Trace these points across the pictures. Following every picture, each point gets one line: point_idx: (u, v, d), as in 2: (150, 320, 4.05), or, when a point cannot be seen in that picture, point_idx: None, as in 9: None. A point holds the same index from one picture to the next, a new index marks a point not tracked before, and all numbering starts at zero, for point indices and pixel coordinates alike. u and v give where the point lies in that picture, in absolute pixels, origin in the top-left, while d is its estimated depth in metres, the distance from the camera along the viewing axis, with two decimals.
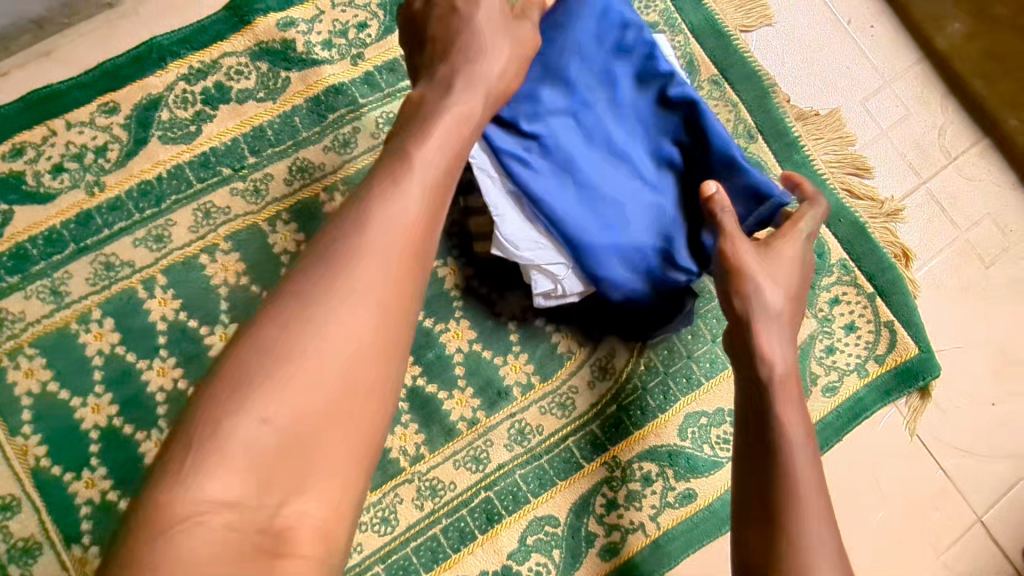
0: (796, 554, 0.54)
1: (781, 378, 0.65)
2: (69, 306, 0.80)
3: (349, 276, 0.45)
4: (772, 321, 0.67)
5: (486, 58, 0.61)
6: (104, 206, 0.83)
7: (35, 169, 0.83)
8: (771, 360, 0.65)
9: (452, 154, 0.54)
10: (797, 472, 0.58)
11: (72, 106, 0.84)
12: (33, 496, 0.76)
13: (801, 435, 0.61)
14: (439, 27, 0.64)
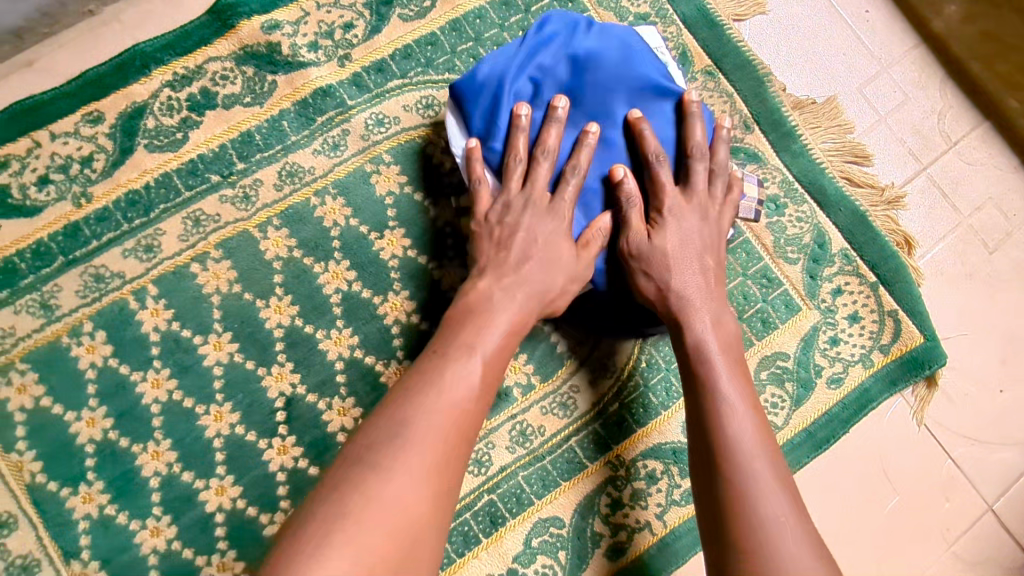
0: (750, 503, 0.58)
1: (707, 344, 0.70)
2: (59, 319, 0.79)
3: (423, 435, 0.56)
4: (683, 290, 0.74)
5: (535, 278, 0.72)
6: (92, 217, 0.82)
7: (20, 182, 0.82)
8: (690, 332, 0.72)
9: (499, 353, 0.66)
10: (736, 427, 0.64)
11: (56, 117, 0.83)
12: (29, 513, 0.75)
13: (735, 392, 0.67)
14: (508, 244, 0.74)
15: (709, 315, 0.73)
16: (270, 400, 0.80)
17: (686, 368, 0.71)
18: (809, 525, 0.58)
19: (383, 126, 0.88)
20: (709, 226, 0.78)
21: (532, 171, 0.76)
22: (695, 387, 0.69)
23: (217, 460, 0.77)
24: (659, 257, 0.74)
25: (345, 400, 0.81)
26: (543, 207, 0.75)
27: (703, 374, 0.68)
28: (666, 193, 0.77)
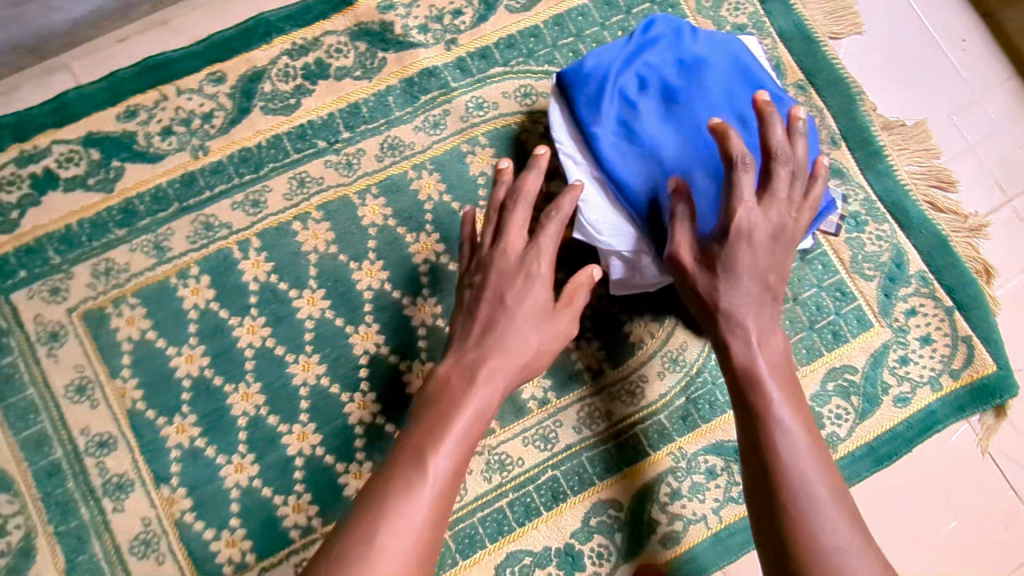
0: (821, 540, 0.56)
1: (758, 366, 0.67)
2: (170, 261, 0.85)
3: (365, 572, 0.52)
4: (737, 306, 0.69)
5: (512, 347, 0.70)
6: (207, 169, 0.87)
7: (146, 131, 0.87)
8: (739, 352, 0.68)
9: (455, 461, 0.60)
10: (801, 454, 0.61)
11: (183, 74, 0.89)
12: (128, 436, 0.80)
13: (790, 412, 0.64)
14: (485, 306, 0.73)
15: (758, 329, 0.69)
16: (355, 356, 0.84)
17: (737, 393, 0.67)
18: (881, 561, 0.56)
19: (482, 110, 0.92)
20: (781, 228, 0.71)
21: (504, 230, 0.77)
22: (748, 412, 0.65)
23: (301, 408, 0.82)
24: (717, 273, 0.69)
25: (424, 365, 0.84)
26: (520, 266, 0.74)
27: (758, 401, 0.65)
28: (743, 202, 0.69)
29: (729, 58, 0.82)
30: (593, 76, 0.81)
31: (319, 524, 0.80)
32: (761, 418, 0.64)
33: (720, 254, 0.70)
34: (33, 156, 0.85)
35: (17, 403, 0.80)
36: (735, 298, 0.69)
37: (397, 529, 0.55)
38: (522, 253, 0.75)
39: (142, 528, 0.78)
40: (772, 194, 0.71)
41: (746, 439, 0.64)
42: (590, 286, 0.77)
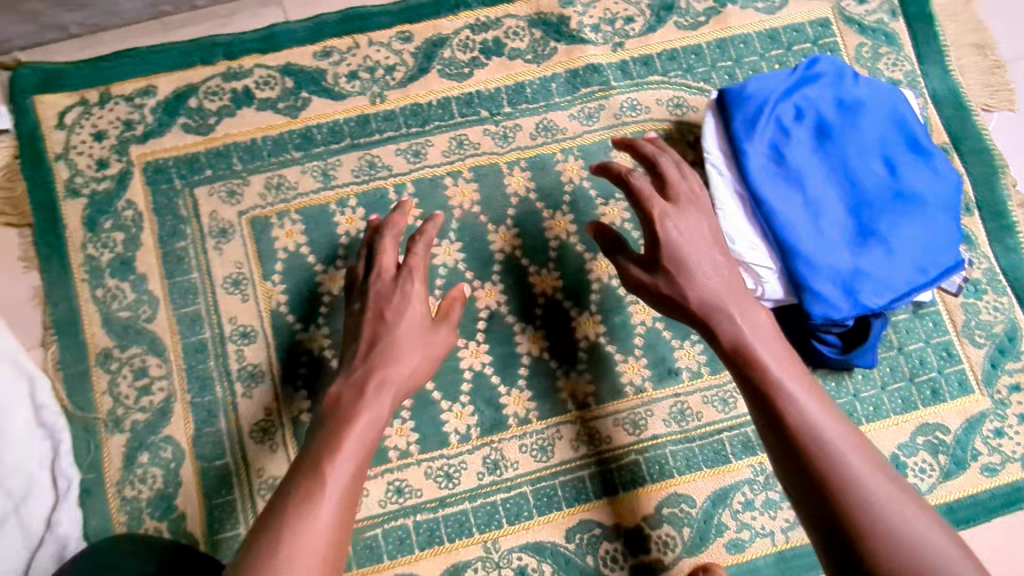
0: (855, 484, 0.57)
1: (749, 339, 0.69)
2: (333, 188, 0.93)
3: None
4: (719, 293, 0.72)
5: (399, 362, 0.75)
6: (381, 115, 0.96)
7: (335, 72, 0.97)
8: (726, 333, 0.71)
9: (348, 481, 0.65)
10: (811, 410, 0.63)
11: (377, 28, 0.98)
12: (268, 333, 0.89)
13: (790, 374, 0.66)
14: (369, 327, 0.78)
15: (737, 308, 0.72)
16: (476, 309, 0.91)
17: (739, 372, 0.69)
18: (910, 493, 0.58)
19: (635, 111, 0.98)
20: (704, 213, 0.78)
21: (379, 255, 0.83)
22: (754, 386, 0.67)
23: None
24: (677, 275, 0.74)
25: (536, 330, 0.90)
26: (399, 287, 0.80)
27: (761, 373, 0.66)
28: (652, 204, 0.76)
29: (886, 106, 0.86)
30: (757, 95, 0.85)
31: (415, 450, 0.87)
32: (767, 388, 0.65)
33: (669, 256, 0.74)
34: (236, 75, 0.96)
35: (182, 283, 0.90)
36: (714, 288, 0.73)
37: (301, 542, 0.59)
38: (393, 276, 0.82)
39: (264, 416, 0.87)
40: (682, 207, 0.77)
41: (759, 412, 0.66)
42: (465, 297, 0.83)
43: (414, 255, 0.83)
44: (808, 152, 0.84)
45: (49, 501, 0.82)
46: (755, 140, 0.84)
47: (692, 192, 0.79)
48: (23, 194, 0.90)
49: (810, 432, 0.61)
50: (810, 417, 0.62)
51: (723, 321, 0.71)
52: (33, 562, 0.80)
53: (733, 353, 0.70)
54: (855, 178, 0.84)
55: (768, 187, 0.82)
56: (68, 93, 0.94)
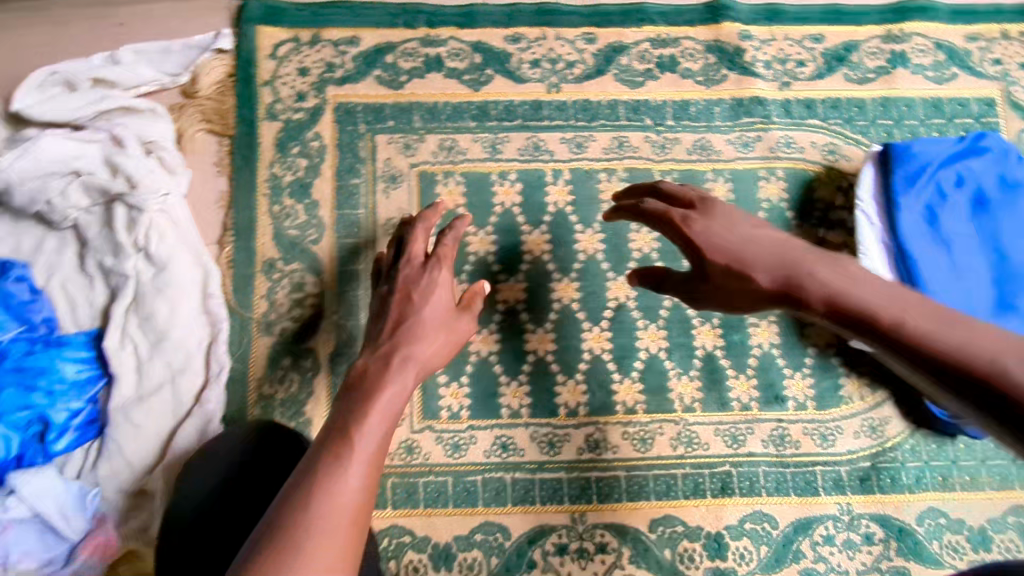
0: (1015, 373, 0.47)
1: (844, 286, 0.62)
2: (498, 161, 1.01)
3: (307, 543, 0.52)
4: (791, 255, 0.67)
5: (426, 342, 0.75)
6: (554, 104, 1.03)
7: (520, 57, 1.04)
8: (817, 292, 0.63)
9: (375, 441, 0.61)
10: (935, 322, 0.54)
11: (565, 25, 1.05)
12: None
13: (899, 301, 0.58)
14: (397, 308, 0.78)
15: (822, 265, 0.65)
16: (606, 298, 0.96)
17: (848, 323, 0.61)
18: None
19: (790, 149, 1.02)
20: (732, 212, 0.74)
21: (411, 243, 0.86)
22: (876, 329, 0.58)
23: (550, 317, 0.95)
24: (739, 270, 0.69)
25: (658, 330, 0.95)
26: (427, 275, 0.82)
27: (871, 313, 0.59)
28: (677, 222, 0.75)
29: None
30: (924, 155, 0.89)
31: (526, 413, 0.93)
32: (882, 324, 0.57)
33: (725, 257, 0.70)
34: (431, 42, 1.04)
35: (349, 216, 0.99)
36: (784, 254, 0.67)
37: (330, 504, 0.55)
38: (422, 263, 0.84)
39: None
40: (713, 211, 0.74)
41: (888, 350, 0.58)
42: (486, 290, 0.87)
43: (442, 247, 0.86)
44: (960, 219, 0.88)
45: (197, 381, 0.91)
46: (912, 196, 0.88)
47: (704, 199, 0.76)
48: (230, 109, 1.01)
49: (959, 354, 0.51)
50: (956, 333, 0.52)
51: (808, 278, 0.64)
52: (176, 431, 0.89)
53: (834, 310, 0.62)
54: (1002, 255, 0.87)
55: (916, 242, 0.86)
56: (284, 29, 1.04)
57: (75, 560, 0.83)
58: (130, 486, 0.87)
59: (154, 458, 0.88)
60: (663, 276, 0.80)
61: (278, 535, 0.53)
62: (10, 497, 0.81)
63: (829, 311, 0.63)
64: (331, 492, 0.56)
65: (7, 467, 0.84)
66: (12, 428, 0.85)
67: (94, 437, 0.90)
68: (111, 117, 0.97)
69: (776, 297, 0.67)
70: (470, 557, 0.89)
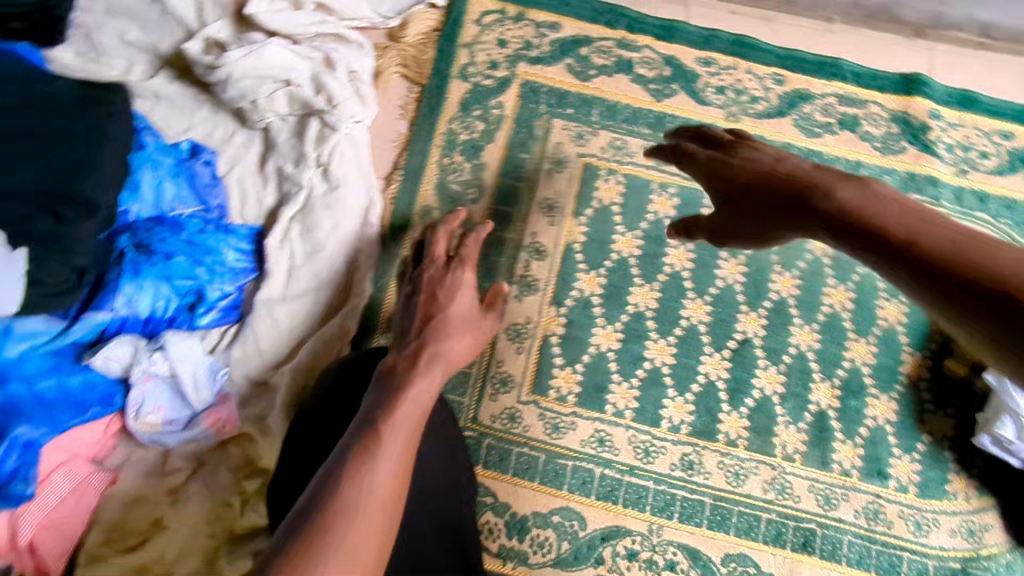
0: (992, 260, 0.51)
1: (857, 196, 0.63)
2: (662, 171, 1.03)
3: (340, 536, 0.50)
4: (813, 174, 0.68)
5: (452, 339, 0.71)
6: (729, 132, 1.05)
7: (707, 80, 1.06)
8: (825, 201, 0.64)
9: (401, 431, 0.59)
10: (936, 229, 0.57)
11: (758, 61, 1.07)
12: (558, 259, 1.00)
13: (904, 209, 0.60)
14: (420, 311, 0.75)
15: (841, 178, 0.66)
16: (734, 329, 0.98)
17: (851, 232, 0.62)
18: None
19: None
20: (760, 146, 0.77)
21: (433, 246, 0.85)
22: (898, 251, 0.58)
23: (676, 332, 0.97)
24: (762, 185, 0.72)
25: (777, 374, 0.96)
26: (448, 276, 0.79)
27: (876, 219, 0.60)
28: (709, 158, 0.79)
29: None
30: None
31: (630, 416, 0.95)
32: (881, 229, 0.59)
33: (749, 178, 0.74)
34: (627, 46, 1.08)
35: (510, 186, 1.03)
36: (803, 174, 0.69)
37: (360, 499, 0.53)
38: (443, 264, 0.82)
39: (524, 322, 0.98)
40: (747, 145, 0.78)
41: (887, 258, 0.59)
42: (510, 290, 0.81)
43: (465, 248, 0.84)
44: None
45: (335, 298, 0.96)
46: None
47: (738, 139, 0.80)
48: (428, 60, 1.07)
49: (979, 281, 0.51)
50: (992, 259, 0.51)
51: (829, 197, 0.64)
52: (307, 337, 0.95)
53: (835, 220, 0.63)
54: None
55: None
56: (495, 1, 1.10)
57: (194, 426, 0.89)
58: (254, 374, 0.93)
59: (281, 356, 0.94)
60: (688, 224, 0.86)
61: (303, 530, 0.51)
62: (155, 354, 0.88)
63: (830, 220, 0.64)
64: (357, 486, 0.53)
65: (159, 326, 0.91)
66: (173, 292, 0.92)
67: (232, 322, 0.95)
68: (323, 40, 1.03)
69: (789, 215, 0.69)
70: (543, 535, 0.91)
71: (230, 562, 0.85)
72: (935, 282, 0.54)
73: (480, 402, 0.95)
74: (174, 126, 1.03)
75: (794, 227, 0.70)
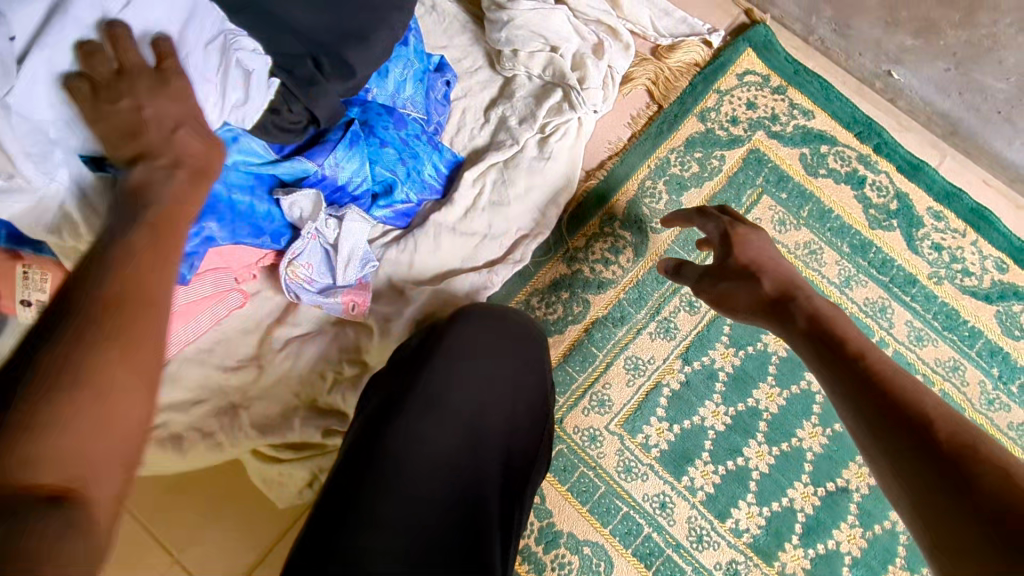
0: (921, 399, 0.53)
1: (831, 312, 0.66)
2: (843, 294, 1.01)
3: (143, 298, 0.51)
4: (804, 283, 0.71)
5: (184, 139, 0.66)
6: (926, 291, 1.01)
7: (929, 232, 1.03)
8: (804, 305, 0.67)
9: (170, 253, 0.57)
10: (882, 358, 0.59)
11: (991, 239, 1.02)
12: (707, 321, 0.99)
13: (866, 340, 0.62)
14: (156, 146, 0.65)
15: (820, 295, 0.69)
16: (839, 474, 0.94)
17: (814, 337, 0.64)
18: (970, 424, 0.51)
19: None
20: (764, 238, 0.79)
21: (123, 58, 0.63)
22: (839, 359, 0.60)
23: (782, 446, 0.95)
24: (750, 271, 0.74)
25: (861, 537, 0.92)
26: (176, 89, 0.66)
27: (840, 334, 0.62)
28: (726, 226, 0.81)
29: None
30: None
31: (701, 497, 0.93)
32: (840, 341, 0.62)
33: (748, 258, 0.76)
34: (867, 163, 1.06)
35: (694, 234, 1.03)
36: (796, 278, 0.72)
37: (147, 272, 0.53)
38: (157, 74, 0.65)
39: (645, 359, 0.98)
40: (754, 232, 0.80)
41: (832, 368, 0.60)
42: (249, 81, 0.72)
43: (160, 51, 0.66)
44: None
45: (495, 254, 1.00)
46: None
47: (749, 222, 0.83)
48: (677, 88, 1.09)
49: (891, 405, 0.53)
50: (920, 394, 0.53)
51: (810, 302, 0.68)
52: (456, 272, 0.98)
53: (805, 322, 0.66)
54: None
55: None
56: (764, 65, 1.09)
57: (329, 297, 0.92)
58: (400, 281, 0.97)
59: (429, 277, 0.98)
60: (672, 267, 0.87)
61: (83, 317, 0.47)
62: (331, 219, 0.91)
63: (799, 319, 0.66)
64: (141, 280, 0.52)
65: (344, 198, 0.93)
66: (370, 175, 0.94)
67: (399, 226, 0.99)
68: (599, 28, 1.07)
69: (768, 298, 0.71)
70: (567, 558, 0.91)
71: (302, 425, 0.90)
72: (860, 393, 0.56)
73: (572, 407, 0.96)
74: (435, 38, 1.08)
75: (762, 317, 0.72)
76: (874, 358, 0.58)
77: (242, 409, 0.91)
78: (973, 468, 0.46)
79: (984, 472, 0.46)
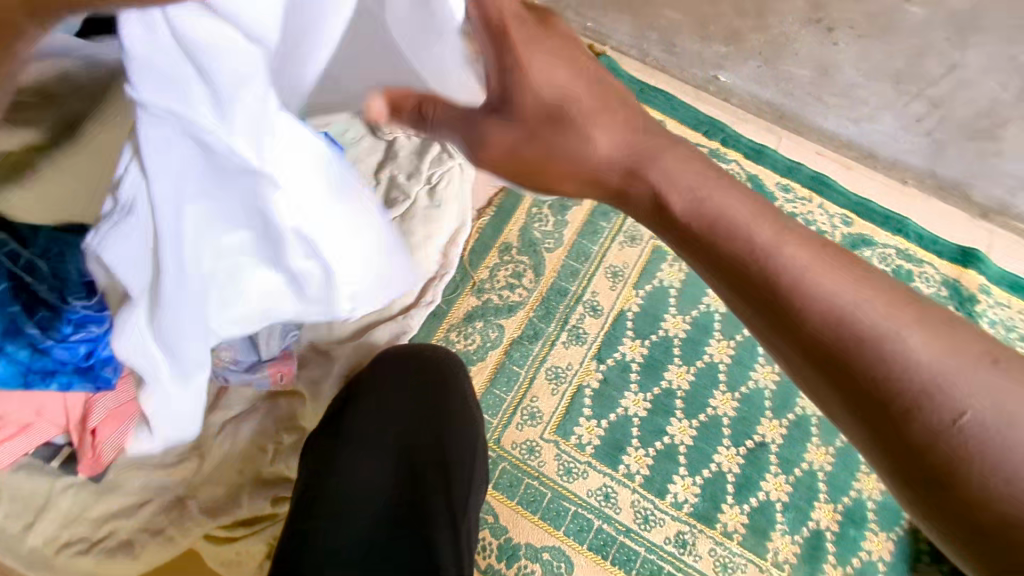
0: (859, 312, 0.45)
1: (705, 194, 0.51)
2: None
3: None
4: (649, 153, 0.54)
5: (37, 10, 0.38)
6: None
7: (782, 204, 1.17)
8: (670, 193, 0.52)
9: None
10: (796, 256, 0.48)
11: (833, 201, 1.17)
12: (610, 320, 1.09)
13: (766, 229, 0.49)
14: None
15: (677, 161, 0.53)
16: (754, 430, 1.03)
17: (696, 247, 0.51)
18: (916, 321, 0.45)
19: None
20: (580, 71, 0.55)
21: None
22: (745, 280, 0.49)
23: (700, 417, 1.04)
24: (583, 127, 0.55)
25: (785, 482, 1.01)
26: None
27: (731, 240, 0.49)
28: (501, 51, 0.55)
29: None
30: None
31: (639, 481, 1.00)
32: (730, 250, 0.49)
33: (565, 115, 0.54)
34: (718, 156, 1.19)
35: (584, 246, 1.13)
36: (642, 143, 0.55)
37: None
38: None
39: (564, 367, 1.06)
40: (548, 58, 0.55)
41: (739, 293, 0.50)
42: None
43: None
44: None
45: (407, 300, 1.06)
46: None
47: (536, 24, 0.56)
48: None
49: (843, 326, 0.45)
50: (852, 305, 0.45)
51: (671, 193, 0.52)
52: (375, 324, 1.04)
53: (684, 226, 0.52)
54: None
55: None
56: None
57: (255, 372, 0.94)
58: (321, 344, 1.02)
59: (349, 335, 1.03)
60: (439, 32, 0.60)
61: None
62: None
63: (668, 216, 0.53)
64: None
65: None
66: None
67: None
68: None
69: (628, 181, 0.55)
70: (531, 567, 0.95)
71: (250, 500, 0.94)
72: (786, 323, 0.47)
73: (505, 426, 1.03)
74: None
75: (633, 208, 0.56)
76: (789, 261, 0.47)
77: (188, 501, 0.93)
78: (927, 393, 0.43)
79: (966, 400, 0.43)
